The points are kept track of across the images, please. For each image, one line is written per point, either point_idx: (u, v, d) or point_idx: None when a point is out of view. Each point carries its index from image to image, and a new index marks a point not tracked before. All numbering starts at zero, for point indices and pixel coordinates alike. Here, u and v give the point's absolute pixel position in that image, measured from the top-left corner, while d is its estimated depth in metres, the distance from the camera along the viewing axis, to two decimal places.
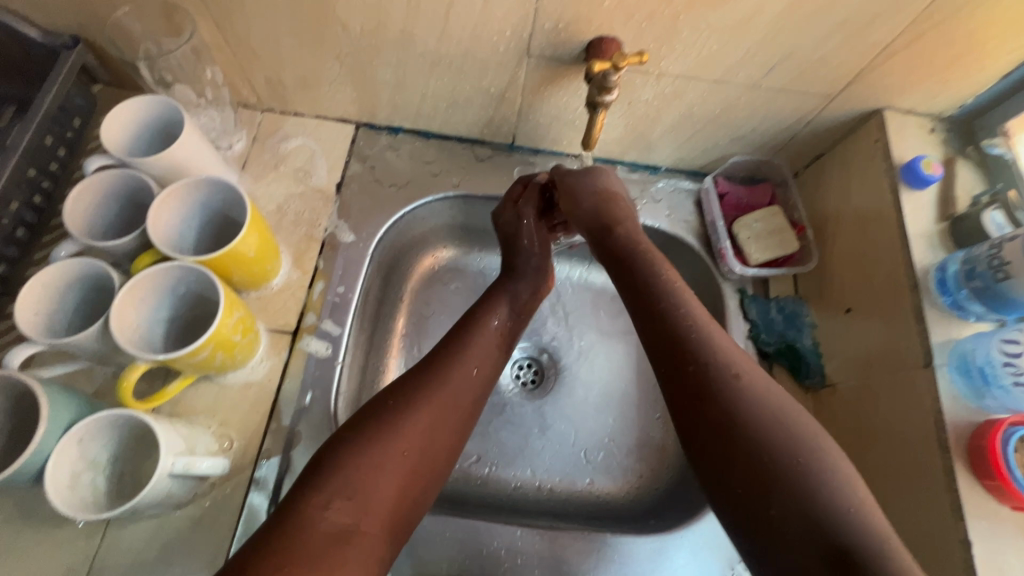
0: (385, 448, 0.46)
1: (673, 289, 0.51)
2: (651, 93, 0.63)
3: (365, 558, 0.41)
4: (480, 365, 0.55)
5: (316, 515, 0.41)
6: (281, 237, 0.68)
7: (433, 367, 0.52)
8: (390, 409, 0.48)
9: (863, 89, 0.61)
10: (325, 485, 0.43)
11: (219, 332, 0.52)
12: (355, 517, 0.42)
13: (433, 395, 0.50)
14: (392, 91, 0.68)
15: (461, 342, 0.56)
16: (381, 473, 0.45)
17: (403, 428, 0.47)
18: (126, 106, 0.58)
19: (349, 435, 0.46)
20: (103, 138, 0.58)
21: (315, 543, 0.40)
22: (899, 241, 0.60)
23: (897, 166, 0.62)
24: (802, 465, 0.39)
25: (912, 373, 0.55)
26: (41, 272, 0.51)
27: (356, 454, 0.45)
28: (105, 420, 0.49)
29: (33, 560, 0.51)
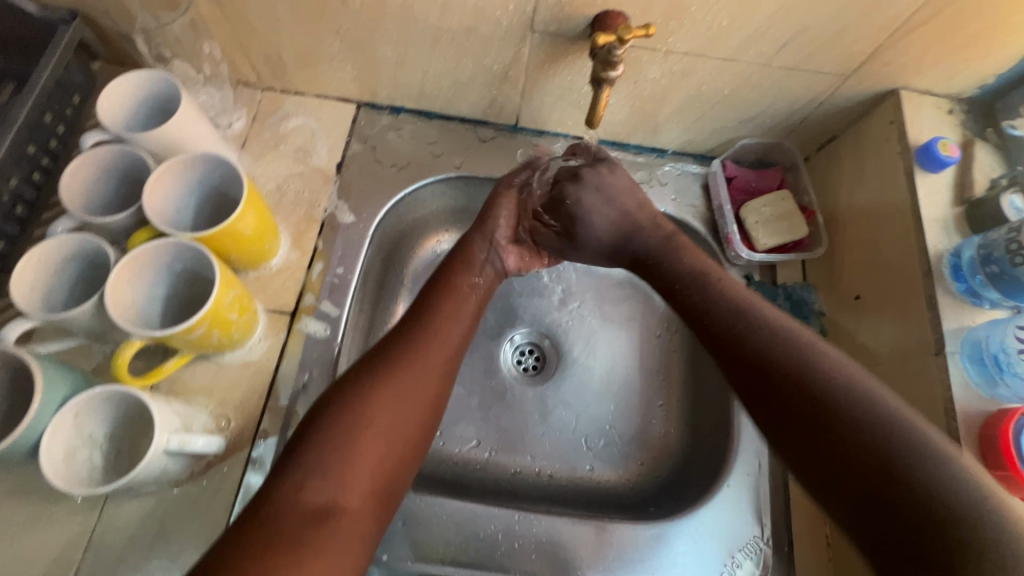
0: (356, 423, 0.45)
1: (711, 294, 0.54)
2: (658, 71, 0.61)
3: (348, 533, 0.40)
4: (445, 341, 0.54)
5: (294, 496, 0.40)
6: (280, 217, 0.68)
7: (401, 346, 0.52)
8: (359, 387, 0.47)
9: (879, 68, 0.59)
10: (301, 467, 0.42)
11: (214, 309, 0.51)
12: (334, 494, 0.41)
13: (400, 369, 0.50)
14: (393, 68, 0.66)
15: (425, 320, 0.55)
16: (356, 449, 0.44)
17: (373, 403, 0.46)
18: (131, 78, 0.58)
19: (318, 415, 0.45)
20: (104, 106, 0.57)
21: (293, 521, 0.39)
22: (913, 226, 0.58)
23: (913, 148, 0.60)
24: (881, 432, 0.39)
25: (923, 361, 0.54)
26: (47, 249, 0.51)
27: (327, 432, 0.44)
28: (100, 396, 0.49)
29: (32, 535, 0.51)
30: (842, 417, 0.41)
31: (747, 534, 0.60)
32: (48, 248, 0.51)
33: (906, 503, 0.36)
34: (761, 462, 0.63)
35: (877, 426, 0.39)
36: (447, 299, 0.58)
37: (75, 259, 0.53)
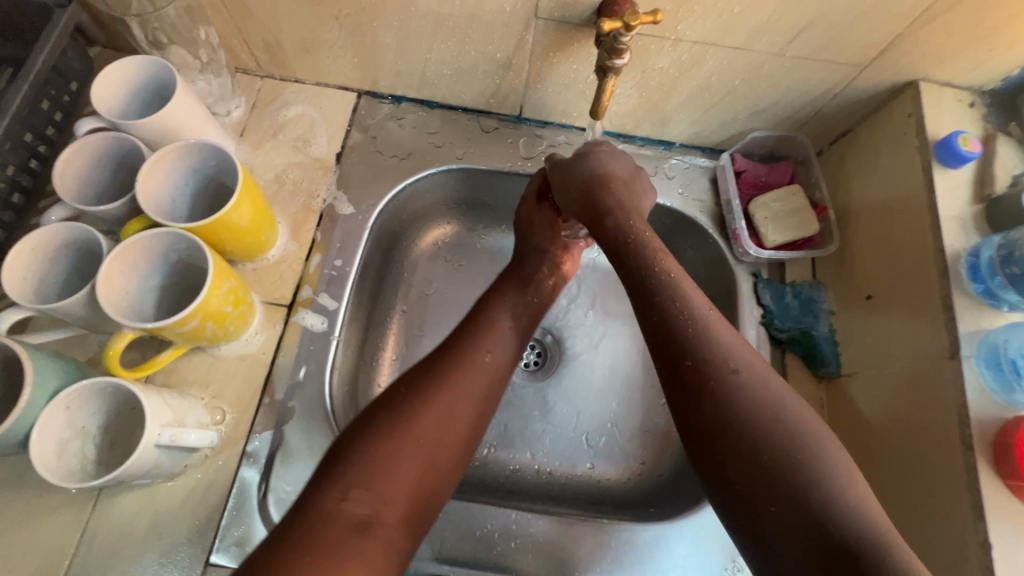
0: (401, 438, 0.44)
1: (670, 282, 0.47)
2: (667, 60, 0.59)
3: (385, 546, 0.41)
4: (497, 352, 0.53)
5: (335, 506, 0.40)
6: (279, 207, 0.66)
7: (447, 356, 0.51)
8: (405, 399, 0.47)
9: (897, 59, 0.57)
10: (344, 476, 0.42)
11: (208, 302, 0.50)
12: (373, 507, 0.41)
13: (449, 382, 0.49)
14: (394, 55, 0.65)
15: (478, 329, 0.54)
16: (399, 463, 0.44)
17: (420, 417, 0.46)
18: (130, 64, 0.57)
19: (363, 425, 0.45)
20: (101, 91, 0.56)
21: (334, 533, 0.39)
22: (929, 224, 0.56)
23: (931, 143, 0.58)
24: (806, 465, 0.39)
25: (936, 365, 0.52)
26: (47, 242, 0.51)
27: (372, 444, 0.43)
28: (92, 388, 0.48)
29: (25, 525, 0.51)
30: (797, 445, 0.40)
31: None
32: (41, 238, 0.50)
33: (822, 537, 0.37)
34: None
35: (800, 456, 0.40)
36: (499, 308, 0.57)
37: (66, 248, 0.52)
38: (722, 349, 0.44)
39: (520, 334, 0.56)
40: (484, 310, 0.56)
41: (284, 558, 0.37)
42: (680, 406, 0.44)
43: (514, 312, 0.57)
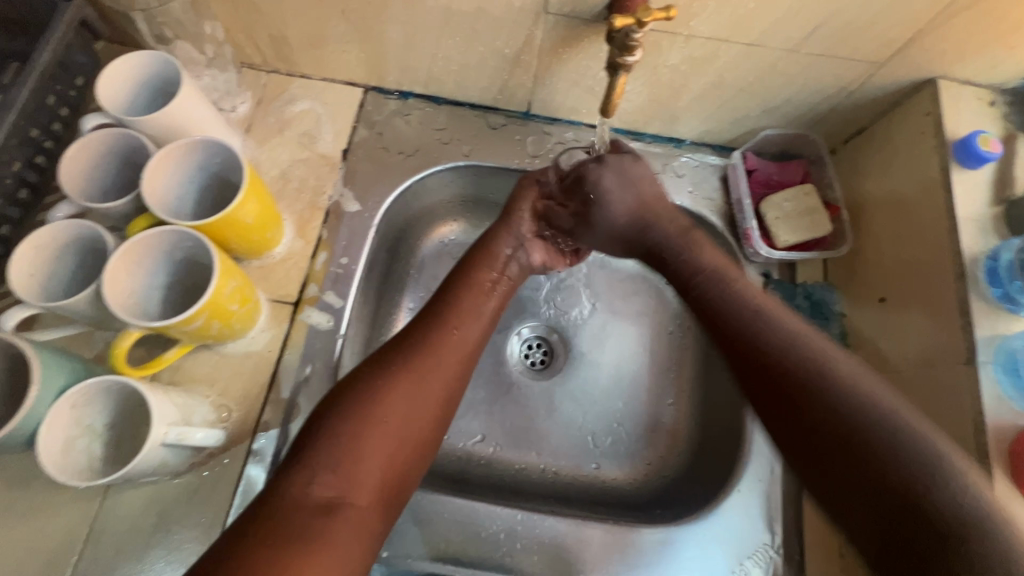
0: (366, 419, 0.44)
1: (732, 288, 0.52)
2: (679, 57, 0.58)
3: (355, 529, 0.40)
4: (460, 335, 0.52)
5: (301, 489, 0.40)
6: (284, 204, 0.66)
7: (414, 338, 0.50)
8: (367, 382, 0.46)
9: (917, 56, 0.55)
10: (310, 461, 0.41)
11: (213, 300, 0.50)
12: (342, 489, 0.41)
13: (411, 364, 0.48)
14: (401, 51, 0.64)
15: (440, 313, 0.53)
16: (365, 445, 0.43)
17: (382, 399, 0.45)
18: (136, 60, 0.56)
19: (326, 409, 0.45)
20: (104, 85, 0.56)
21: (302, 514, 0.38)
22: (947, 225, 0.55)
23: (950, 143, 0.56)
24: (898, 445, 0.40)
25: (952, 370, 0.51)
26: (56, 241, 0.51)
27: (333, 425, 0.43)
28: (97, 387, 0.48)
29: (34, 520, 0.51)
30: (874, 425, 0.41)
31: (757, 541, 0.58)
32: (53, 238, 0.51)
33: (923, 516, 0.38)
34: (774, 468, 0.61)
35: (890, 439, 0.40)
36: (464, 293, 0.56)
37: (72, 245, 0.52)
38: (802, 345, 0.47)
39: (486, 320, 0.56)
40: (449, 293, 0.55)
41: (249, 540, 0.35)
42: (770, 406, 0.46)
43: (482, 298, 0.57)
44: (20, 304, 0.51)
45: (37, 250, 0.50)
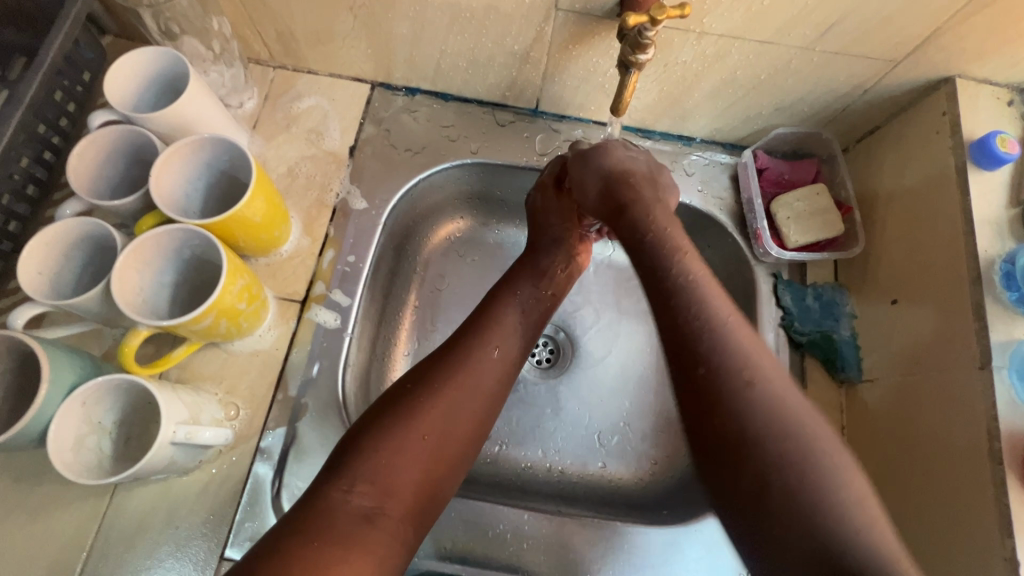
0: (405, 431, 0.44)
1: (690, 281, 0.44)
2: (691, 54, 0.57)
3: (389, 538, 0.40)
4: (500, 344, 0.52)
5: (340, 497, 0.40)
6: (292, 201, 0.66)
7: (454, 351, 0.50)
8: (409, 394, 0.46)
9: (933, 54, 0.54)
10: (348, 470, 0.42)
11: (222, 299, 0.50)
12: (378, 500, 0.41)
13: (453, 375, 0.48)
14: (409, 47, 0.63)
15: (483, 322, 0.53)
16: (403, 456, 0.43)
17: (422, 411, 0.45)
18: (149, 56, 0.56)
19: (365, 419, 0.45)
20: (114, 75, 0.55)
21: (339, 523, 0.39)
22: (962, 228, 0.54)
23: (967, 143, 0.56)
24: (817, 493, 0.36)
25: (965, 374, 0.50)
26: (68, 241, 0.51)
27: (374, 436, 0.43)
28: (108, 385, 0.48)
29: (43, 516, 0.52)
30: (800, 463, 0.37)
31: None
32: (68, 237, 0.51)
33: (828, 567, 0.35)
34: None
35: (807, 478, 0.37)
36: (506, 303, 0.55)
37: (80, 242, 0.52)
38: (753, 358, 0.41)
39: (526, 329, 0.55)
40: (492, 305, 0.55)
41: (284, 547, 0.36)
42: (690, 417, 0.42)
43: (524, 305, 0.56)
44: (31, 301, 0.51)
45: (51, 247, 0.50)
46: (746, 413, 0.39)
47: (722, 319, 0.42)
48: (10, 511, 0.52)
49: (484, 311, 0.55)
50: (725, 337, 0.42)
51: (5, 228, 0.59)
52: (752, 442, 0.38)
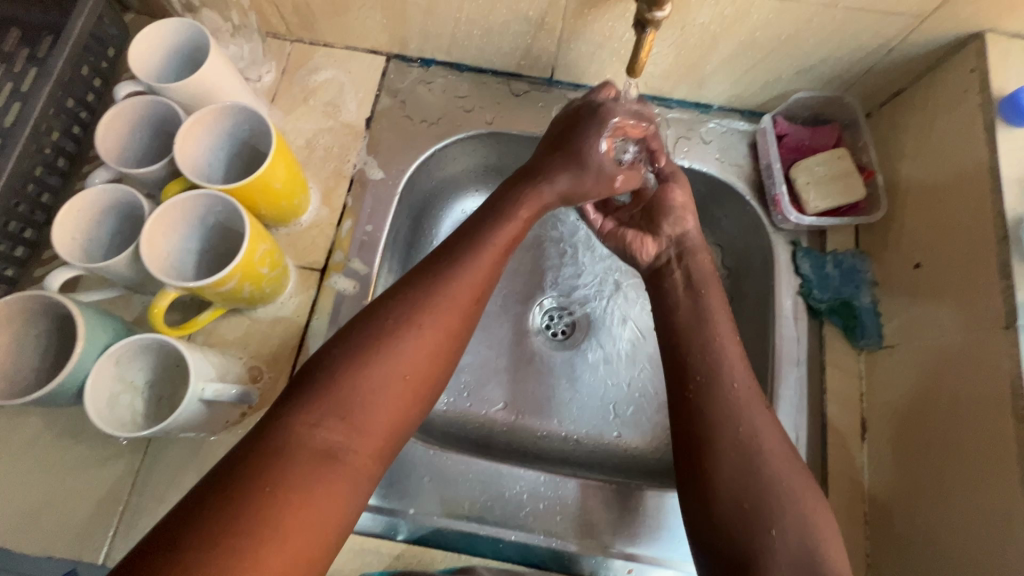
0: (380, 368, 0.42)
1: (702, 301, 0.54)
2: (709, 15, 0.56)
3: (353, 474, 0.39)
4: (485, 279, 0.48)
5: (306, 433, 0.38)
6: (310, 172, 0.67)
7: (429, 276, 0.47)
8: (385, 327, 0.43)
9: (962, 8, 0.52)
10: (317, 403, 0.40)
11: (245, 262, 0.51)
12: (346, 437, 0.40)
13: (434, 310, 0.45)
14: (424, 16, 0.63)
15: (469, 248, 0.49)
16: (374, 395, 0.41)
17: (398, 348, 0.43)
18: (179, 28, 0.57)
19: (336, 349, 0.42)
20: (148, 35, 0.57)
21: (301, 462, 0.37)
22: (988, 187, 0.52)
23: (995, 100, 0.54)
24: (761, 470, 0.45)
25: (990, 334, 0.49)
26: (94, 202, 0.53)
27: (344, 371, 0.41)
28: (139, 345, 0.50)
29: (83, 472, 0.54)
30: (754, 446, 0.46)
31: None
32: (96, 202, 0.53)
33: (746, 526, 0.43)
34: (797, 436, 0.59)
35: (782, 487, 0.44)
36: (497, 225, 0.51)
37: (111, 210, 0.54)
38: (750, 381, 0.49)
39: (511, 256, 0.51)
40: (480, 232, 0.50)
41: (243, 485, 0.35)
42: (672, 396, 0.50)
43: (516, 226, 0.52)
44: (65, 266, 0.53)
45: (82, 215, 0.53)
46: (734, 426, 0.47)
47: (713, 338, 0.51)
48: (51, 467, 0.55)
49: (466, 238, 0.50)
50: (722, 359, 0.50)
51: (39, 200, 0.61)
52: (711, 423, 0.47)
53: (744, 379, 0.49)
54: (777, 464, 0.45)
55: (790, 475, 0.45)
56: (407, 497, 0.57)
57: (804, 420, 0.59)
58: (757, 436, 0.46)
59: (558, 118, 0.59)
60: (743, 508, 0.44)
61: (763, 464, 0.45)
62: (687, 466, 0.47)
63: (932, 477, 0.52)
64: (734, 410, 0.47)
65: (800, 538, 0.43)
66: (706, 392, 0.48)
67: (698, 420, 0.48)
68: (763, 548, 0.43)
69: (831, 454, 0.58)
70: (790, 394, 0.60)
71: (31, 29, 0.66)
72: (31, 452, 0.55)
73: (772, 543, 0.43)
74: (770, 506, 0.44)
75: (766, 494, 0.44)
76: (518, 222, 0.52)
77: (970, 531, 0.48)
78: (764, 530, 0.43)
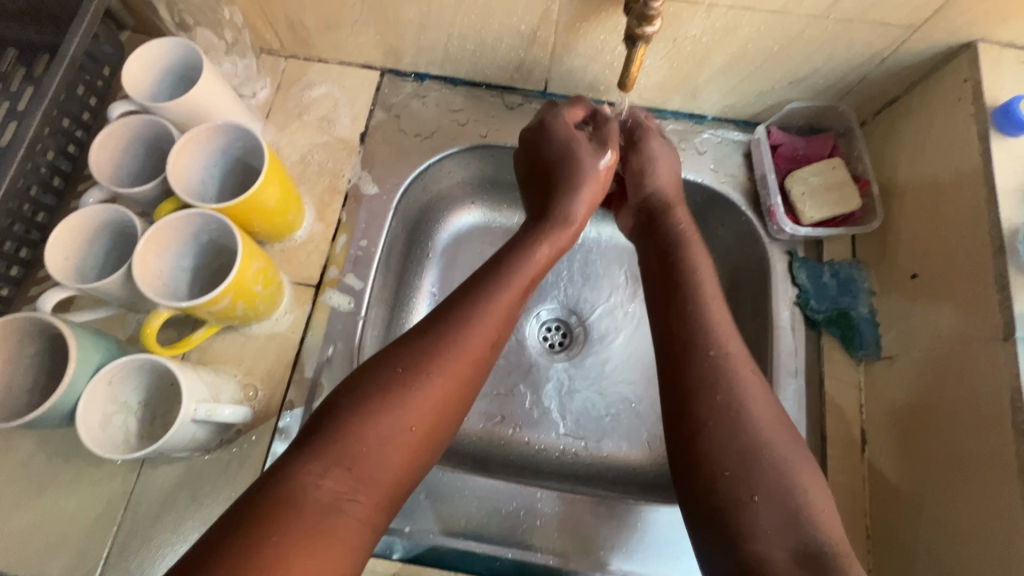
0: (391, 419, 0.42)
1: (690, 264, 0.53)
2: (700, 28, 0.56)
3: (359, 526, 0.39)
4: (500, 321, 0.49)
5: (311, 483, 0.38)
6: (305, 187, 0.67)
7: (447, 321, 0.47)
8: (395, 378, 0.43)
9: (954, 18, 0.52)
10: (324, 452, 0.39)
11: (237, 281, 0.51)
12: (351, 486, 0.39)
13: (446, 359, 0.45)
14: (416, 31, 0.64)
15: (489, 288, 0.49)
16: (387, 445, 0.41)
17: (412, 398, 0.43)
18: (174, 47, 0.58)
19: (346, 398, 0.42)
20: (144, 52, 0.57)
21: (307, 515, 0.36)
22: (984, 197, 0.52)
23: (989, 110, 0.54)
24: (739, 437, 0.43)
25: (988, 346, 0.49)
26: (87, 223, 0.53)
27: (355, 419, 0.41)
28: (131, 366, 0.50)
29: (76, 492, 0.54)
30: (736, 411, 0.44)
31: None
32: (88, 222, 0.53)
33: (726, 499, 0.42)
34: None
35: (764, 452, 0.43)
36: (518, 265, 0.51)
37: (105, 230, 0.54)
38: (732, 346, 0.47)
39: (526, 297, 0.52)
40: (496, 272, 0.50)
41: (247, 535, 0.34)
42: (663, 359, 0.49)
43: (533, 267, 0.52)
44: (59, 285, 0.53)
45: (76, 235, 0.53)
46: (713, 393, 0.45)
47: (695, 305, 0.50)
48: (45, 487, 0.54)
49: (483, 279, 0.50)
50: (706, 326, 0.48)
51: (34, 219, 0.61)
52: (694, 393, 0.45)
53: (729, 346, 0.47)
54: (762, 432, 0.44)
55: (778, 438, 0.44)
56: (402, 515, 0.57)
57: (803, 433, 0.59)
58: (738, 403, 0.45)
59: (522, 145, 0.61)
60: (724, 475, 0.42)
61: (747, 431, 0.44)
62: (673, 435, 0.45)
63: (932, 492, 0.52)
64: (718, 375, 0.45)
65: (783, 503, 0.41)
66: (686, 357, 0.47)
67: (678, 385, 0.46)
68: (743, 515, 0.41)
69: (831, 467, 0.58)
70: (789, 407, 0.59)
71: (29, 49, 0.66)
72: (25, 473, 0.55)
73: (754, 508, 0.41)
74: (760, 473, 0.42)
75: (749, 459, 0.43)
76: (541, 255, 0.53)
77: (972, 548, 0.47)
78: (746, 495, 0.42)
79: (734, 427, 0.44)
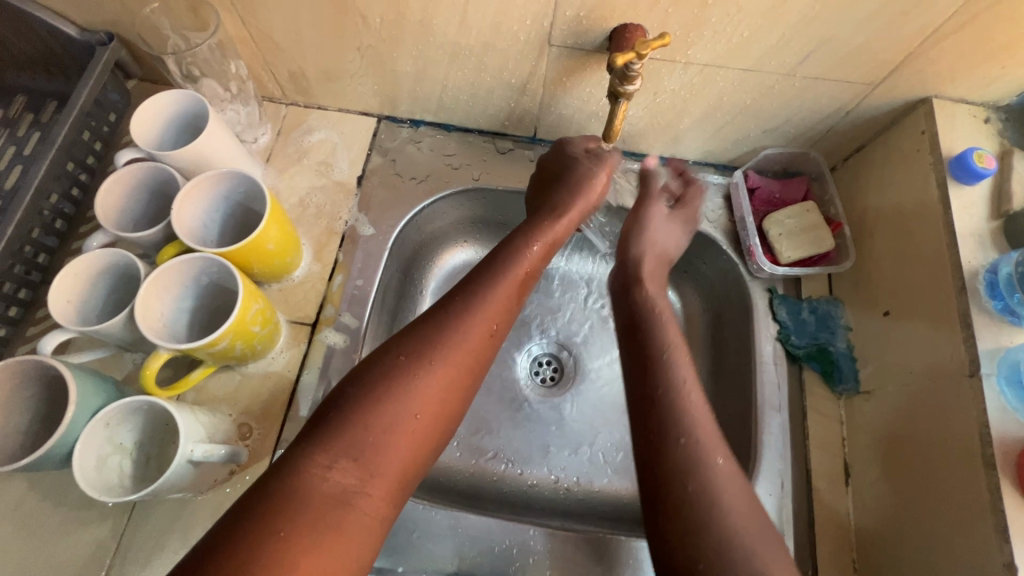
0: (395, 404, 0.46)
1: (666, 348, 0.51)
2: (679, 83, 0.60)
3: (366, 519, 0.42)
4: (498, 314, 0.54)
5: (319, 475, 0.42)
6: (302, 229, 0.69)
7: (445, 317, 0.52)
8: (401, 363, 0.48)
9: (910, 76, 0.57)
10: (334, 445, 0.43)
11: (236, 323, 0.52)
12: (360, 479, 0.43)
13: (446, 352, 0.50)
14: (412, 82, 0.67)
15: (479, 295, 0.54)
16: (391, 435, 0.45)
17: (414, 388, 0.47)
18: (182, 100, 0.60)
19: (351, 387, 0.47)
20: (163, 100, 0.60)
21: (314, 505, 0.40)
22: (946, 241, 0.56)
23: (946, 160, 0.58)
24: (711, 516, 0.42)
25: (955, 382, 0.52)
26: (106, 258, 0.54)
27: (362, 411, 0.45)
28: (129, 407, 0.51)
29: (64, 537, 0.54)
30: (701, 495, 0.42)
31: None
32: (112, 261, 0.55)
33: None
34: (783, 483, 0.59)
35: (738, 540, 0.41)
36: (511, 263, 0.58)
37: (122, 274, 0.56)
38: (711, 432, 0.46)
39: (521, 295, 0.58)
40: (495, 271, 0.56)
41: (246, 542, 0.37)
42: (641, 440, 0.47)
43: (527, 262, 0.59)
44: (71, 314, 0.53)
45: (95, 269, 0.55)
46: (684, 482, 0.43)
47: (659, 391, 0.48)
48: (34, 531, 0.54)
49: (482, 279, 0.56)
50: (687, 409, 0.47)
51: (36, 260, 0.62)
52: (669, 476, 0.44)
53: (699, 429, 0.46)
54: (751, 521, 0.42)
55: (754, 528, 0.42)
56: (396, 555, 0.57)
57: (789, 467, 0.60)
58: (717, 485, 0.43)
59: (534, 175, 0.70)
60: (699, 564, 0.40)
61: (726, 517, 0.42)
62: (654, 519, 0.43)
63: (912, 526, 0.53)
64: (696, 460, 0.44)
65: None
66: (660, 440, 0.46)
67: (653, 470, 0.45)
68: None
69: (817, 501, 0.59)
70: (774, 441, 0.60)
71: (37, 96, 0.69)
72: (13, 516, 0.54)
73: None
74: (732, 552, 0.40)
75: (722, 545, 0.41)
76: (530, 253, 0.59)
77: None
78: None
79: (710, 510, 0.42)
